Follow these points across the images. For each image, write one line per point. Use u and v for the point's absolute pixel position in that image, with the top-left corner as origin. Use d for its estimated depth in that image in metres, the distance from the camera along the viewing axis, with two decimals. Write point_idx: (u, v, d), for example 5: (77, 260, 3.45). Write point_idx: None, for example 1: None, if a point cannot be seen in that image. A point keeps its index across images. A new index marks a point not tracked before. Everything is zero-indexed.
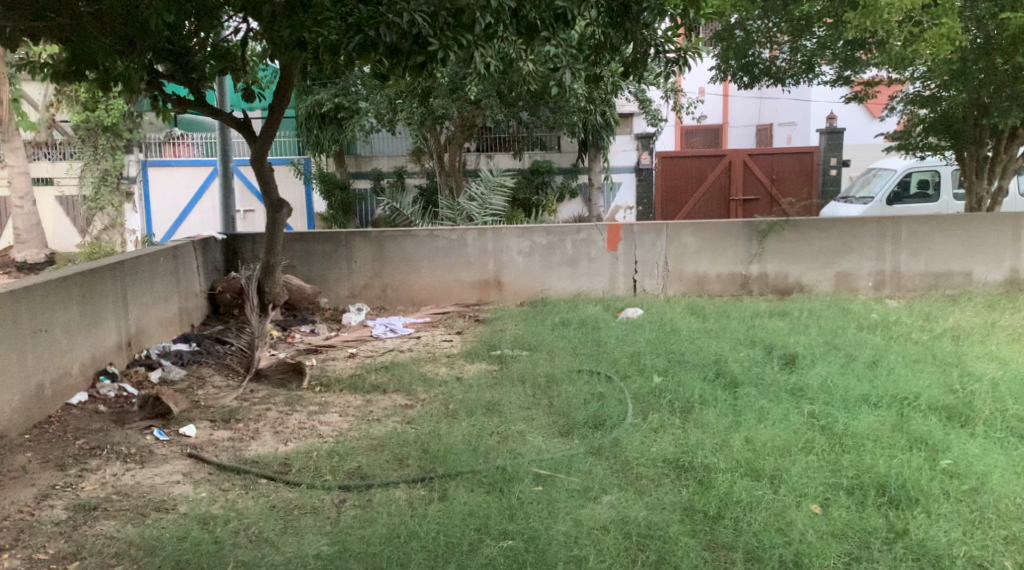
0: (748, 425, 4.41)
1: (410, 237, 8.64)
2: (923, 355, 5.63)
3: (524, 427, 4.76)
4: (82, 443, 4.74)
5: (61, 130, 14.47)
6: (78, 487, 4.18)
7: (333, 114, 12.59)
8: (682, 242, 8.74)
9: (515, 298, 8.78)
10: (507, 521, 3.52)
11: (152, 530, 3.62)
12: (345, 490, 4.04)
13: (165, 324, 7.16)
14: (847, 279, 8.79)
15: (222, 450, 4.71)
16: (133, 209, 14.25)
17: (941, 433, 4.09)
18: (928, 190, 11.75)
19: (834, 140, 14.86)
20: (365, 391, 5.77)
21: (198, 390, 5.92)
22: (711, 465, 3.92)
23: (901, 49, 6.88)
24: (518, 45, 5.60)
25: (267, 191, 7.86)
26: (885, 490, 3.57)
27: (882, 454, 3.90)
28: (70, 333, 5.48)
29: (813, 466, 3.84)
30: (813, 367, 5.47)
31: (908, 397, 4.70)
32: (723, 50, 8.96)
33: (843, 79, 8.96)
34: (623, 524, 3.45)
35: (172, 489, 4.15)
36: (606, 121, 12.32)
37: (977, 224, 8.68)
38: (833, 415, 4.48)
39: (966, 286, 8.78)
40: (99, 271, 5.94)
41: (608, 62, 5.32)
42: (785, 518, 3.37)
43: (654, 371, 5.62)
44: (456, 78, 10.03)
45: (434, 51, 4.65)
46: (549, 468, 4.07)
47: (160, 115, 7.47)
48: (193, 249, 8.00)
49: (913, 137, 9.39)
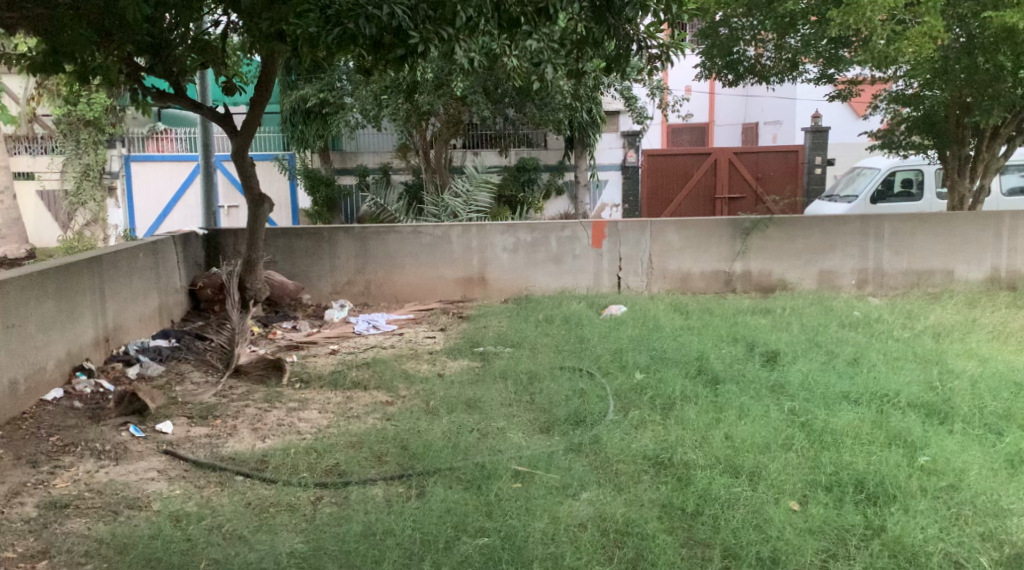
0: (728, 422, 4.40)
1: (394, 233, 8.60)
2: (903, 353, 5.64)
3: (505, 423, 4.73)
4: (56, 440, 4.67)
5: (42, 125, 14.20)
6: (50, 484, 4.12)
7: (318, 109, 12.47)
8: (667, 240, 8.74)
9: (499, 295, 8.74)
10: (485, 518, 3.49)
11: (124, 528, 3.57)
12: (322, 487, 3.99)
13: (144, 320, 7.08)
14: (830, 277, 8.81)
15: (199, 447, 4.66)
16: (115, 204, 14.24)
17: (920, 430, 4.08)
18: (912, 189, 11.81)
19: (818, 139, 14.92)
20: (346, 387, 5.72)
21: (177, 386, 5.87)
22: (690, 461, 3.90)
23: (884, 47, 6.90)
24: (500, 41, 5.55)
25: (249, 185, 7.79)
26: (862, 487, 3.56)
27: (861, 451, 3.89)
28: (45, 328, 5.41)
29: (792, 462, 3.82)
30: (794, 364, 5.47)
31: (887, 394, 4.70)
32: (707, 47, 8.98)
33: (827, 78, 8.99)
34: (601, 521, 3.43)
35: (146, 487, 4.09)
36: (593, 118, 12.28)
37: (958, 223, 8.72)
38: (813, 411, 4.48)
39: (948, 285, 8.81)
40: (76, 266, 5.86)
41: (591, 57, 5.29)
42: (763, 515, 3.36)
43: (636, 368, 5.61)
44: (441, 74, 9.99)
45: (415, 44, 4.62)
46: (528, 465, 4.04)
47: (140, 109, 7.34)
48: (173, 244, 7.92)
49: (896, 136, 9.59)
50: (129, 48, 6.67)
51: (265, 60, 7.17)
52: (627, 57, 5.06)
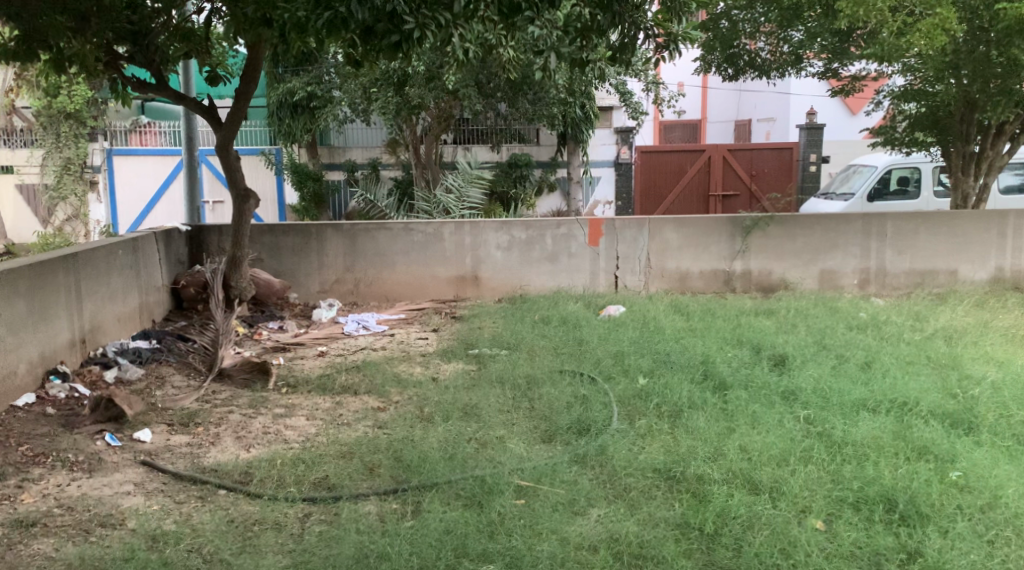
0: (741, 432, 4.16)
1: (384, 230, 8.31)
2: (917, 357, 5.42)
3: (504, 433, 4.47)
4: (26, 449, 4.38)
5: (22, 116, 13.76)
6: (17, 499, 3.84)
7: (306, 102, 12.16)
8: (665, 238, 8.50)
9: (492, 295, 8.48)
10: (487, 540, 3.24)
11: (95, 551, 3.30)
12: (311, 502, 3.73)
13: (124, 320, 6.78)
14: (831, 277, 8.61)
15: (179, 457, 4.37)
16: (97, 199, 13.85)
17: (945, 441, 3.87)
18: (908, 187, 11.62)
19: (813, 136, 14.70)
20: (335, 392, 5.45)
21: (157, 391, 5.57)
22: (704, 475, 3.67)
23: (895, 40, 6.65)
24: (498, 30, 5.26)
25: (234, 179, 7.50)
26: (893, 505, 3.33)
27: (887, 464, 3.67)
28: (16, 330, 5.10)
29: (813, 476, 3.61)
30: (804, 368, 5.23)
31: (906, 402, 4.47)
32: (707, 40, 8.71)
33: (830, 73, 8.82)
34: (613, 542, 3.19)
35: (121, 502, 3.81)
36: (586, 113, 11.99)
37: (962, 222, 8.53)
38: (830, 420, 4.25)
39: (952, 285, 8.61)
40: (49, 264, 5.56)
41: (595, 45, 5.00)
42: (788, 537, 3.13)
43: (639, 373, 5.36)
44: (433, 67, 9.70)
45: (411, 30, 4.33)
46: (531, 479, 3.79)
47: (120, 99, 7.04)
48: (154, 241, 7.62)
49: (897, 132, 9.40)
50: (108, 35, 6.36)
51: (250, 48, 6.87)
52: (633, 47, 4.76)
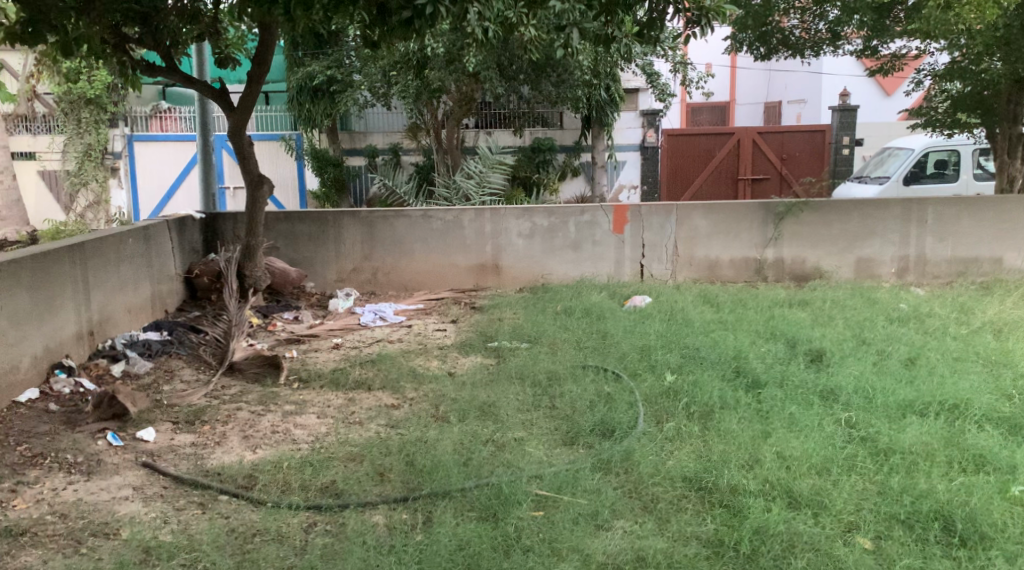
0: (778, 435, 3.86)
1: (403, 217, 8.06)
2: (966, 352, 5.09)
3: (523, 435, 4.20)
4: (24, 450, 4.18)
5: (42, 102, 13.74)
6: (9, 505, 3.63)
7: (325, 86, 11.85)
8: (694, 225, 8.17)
9: (513, 284, 8.21)
10: (503, 559, 3.00)
11: (85, 565, 3.10)
12: (316, 511, 3.51)
13: (135, 311, 6.60)
14: (868, 265, 8.22)
15: (182, 459, 4.17)
16: (118, 185, 13.75)
17: (1002, 449, 3.60)
18: (946, 169, 11.15)
19: (846, 119, 14.27)
20: (348, 388, 5.22)
21: (166, 386, 5.39)
22: (739, 486, 3.39)
23: (941, 14, 6.25)
24: (520, 7, 4.93)
25: (248, 164, 7.27)
26: (949, 523, 3.07)
27: (940, 476, 3.40)
28: (18, 323, 4.92)
29: (858, 488, 3.35)
30: (843, 365, 4.91)
31: (958, 405, 4.16)
32: (739, 17, 8.20)
33: (871, 50, 8.40)
34: (641, 563, 2.94)
35: (117, 508, 3.60)
36: (611, 96, 11.63)
37: (1009, 206, 8.09)
38: (875, 424, 3.94)
39: (996, 273, 8.20)
40: (55, 253, 5.37)
41: (621, 20, 4.71)
42: (833, 559, 2.90)
43: (666, 369, 5.06)
44: (454, 48, 9.46)
45: (423, 7, 4.13)
46: (551, 489, 3.51)
47: (130, 84, 6.81)
48: (167, 229, 7.43)
49: (938, 113, 8.79)
50: (116, 16, 6.12)
51: (261, 29, 6.61)
52: (661, 20, 4.49)
